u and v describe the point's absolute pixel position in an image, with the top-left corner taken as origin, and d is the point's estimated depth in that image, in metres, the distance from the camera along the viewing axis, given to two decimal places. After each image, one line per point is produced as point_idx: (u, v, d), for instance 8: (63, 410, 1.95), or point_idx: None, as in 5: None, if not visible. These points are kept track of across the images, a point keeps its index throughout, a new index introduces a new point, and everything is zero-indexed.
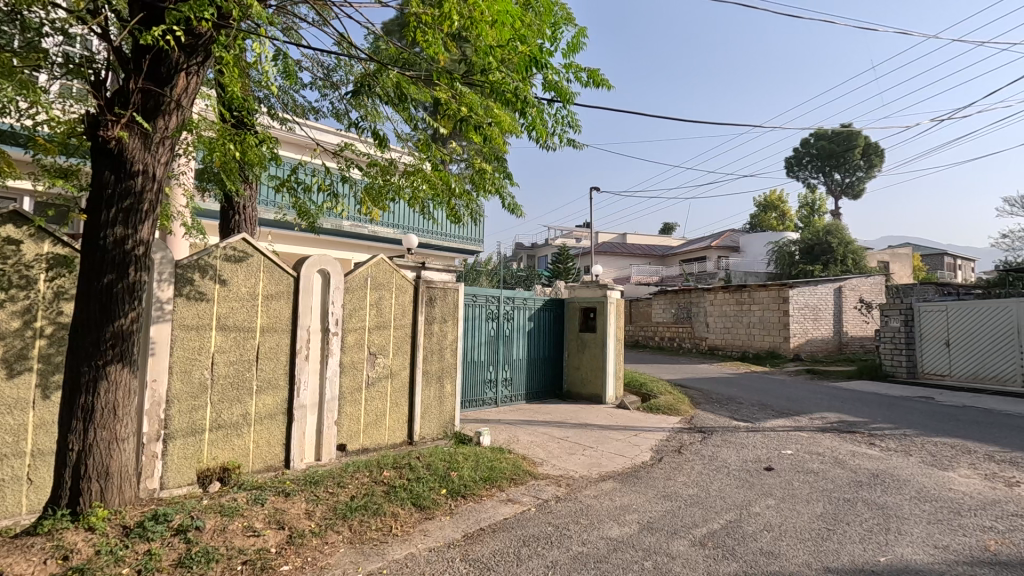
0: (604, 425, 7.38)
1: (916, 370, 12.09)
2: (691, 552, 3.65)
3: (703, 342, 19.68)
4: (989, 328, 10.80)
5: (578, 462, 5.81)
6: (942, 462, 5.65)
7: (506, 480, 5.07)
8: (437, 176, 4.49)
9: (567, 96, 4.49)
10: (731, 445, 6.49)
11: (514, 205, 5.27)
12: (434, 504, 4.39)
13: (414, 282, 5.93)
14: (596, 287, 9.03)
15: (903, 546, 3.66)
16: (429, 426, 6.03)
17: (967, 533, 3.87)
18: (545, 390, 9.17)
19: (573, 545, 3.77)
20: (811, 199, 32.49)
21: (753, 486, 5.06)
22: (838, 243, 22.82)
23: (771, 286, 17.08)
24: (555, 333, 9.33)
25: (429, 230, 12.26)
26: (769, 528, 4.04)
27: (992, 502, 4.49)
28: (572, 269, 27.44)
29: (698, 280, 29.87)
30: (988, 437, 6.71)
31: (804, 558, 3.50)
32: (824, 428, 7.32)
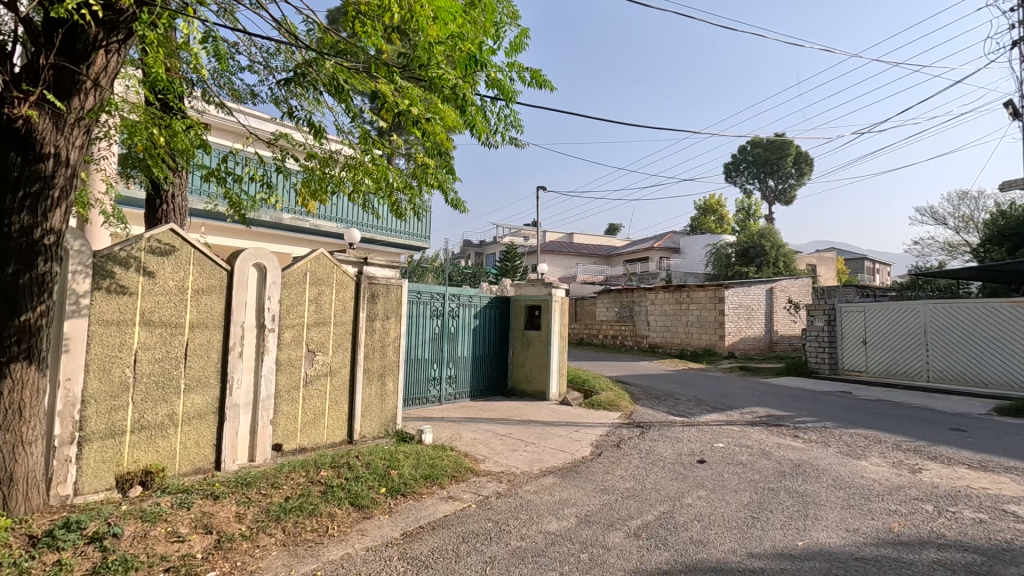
0: (547, 422, 7.48)
1: (837, 367, 12.92)
2: (626, 543, 3.77)
3: (644, 340, 20.27)
4: (901, 327, 11.69)
5: (520, 459, 5.88)
6: (856, 452, 6.07)
7: (447, 478, 5.05)
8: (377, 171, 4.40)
9: (510, 95, 4.52)
10: (666, 440, 6.72)
11: (457, 200, 5.25)
12: (373, 503, 4.32)
13: (355, 278, 5.82)
14: (541, 285, 9.12)
15: (819, 530, 3.92)
16: (369, 425, 5.92)
17: (875, 516, 4.18)
18: (490, 387, 9.19)
19: (512, 540, 3.81)
20: (747, 205, 34.08)
21: (686, 478, 5.27)
22: (771, 246, 24.05)
23: (707, 286, 17.81)
24: (499, 330, 9.36)
25: (373, 225, 12.03)
26: (700, 518, 4.22)
27: (897, 487, 4.88)
28: (519, 267, 27.58)
29: (641, 280, 30.82)
30: (898, 428, 7.24)
31: (730, 546, 3.68)
32: (753, 422, 7.71)
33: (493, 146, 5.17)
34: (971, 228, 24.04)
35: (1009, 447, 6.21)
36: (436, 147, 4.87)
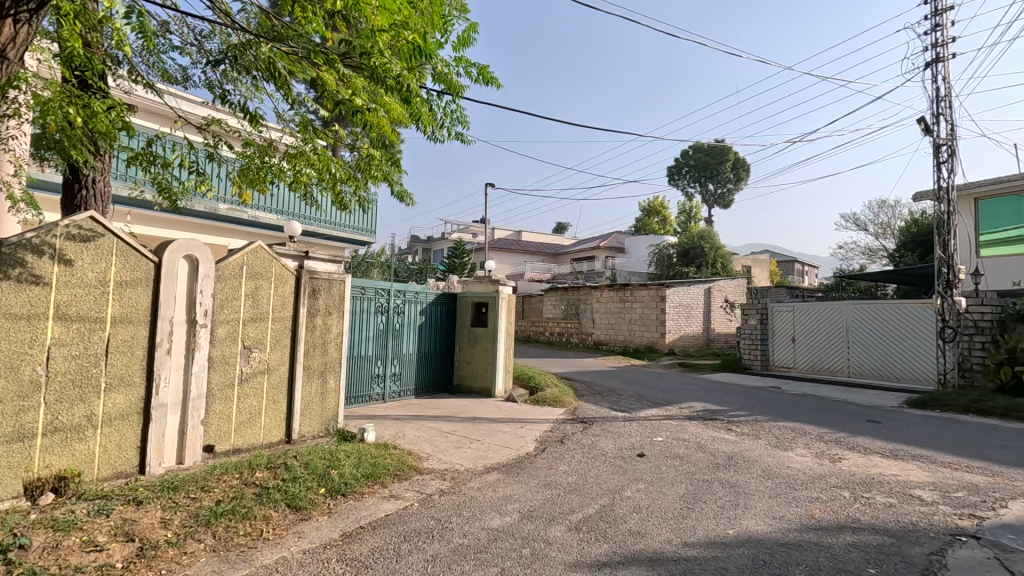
0: (492, 418, 7.49)
1: (768, 363, 13.63)
2: (566, 536, 3.83)
3: (589, 337, 20.66)
4: (826, 326, 12.46)
5: (465, 456, 5.86)
6: (783, 444, 6.43)
7: (390, 477, 4.97)
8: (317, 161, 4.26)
9: (456, 89, 4.48)
10: (608, 435, 6.87)
11: (402, 194, 5.16)
12: (311, 504, 4.20)
13: (295, 272, 5.62)
14: (488, 282, 9.11)
15: (747, 519, 4.12)
16: (309, 424, 5.74)
17: (798, 504, 4.44)
18: (435, 384, 9.11)
19: (455, 538, 3.79)
20: (688, 207, 35.31)
21: (626, 471, 5.41)
22: (710, 247, 25.02)
23: (650, 285, 18.35)
24: (446, 327, 9.30)
25: (315, 217, 11.66)
26: (638, 510, 4.34)
27: (819, 476, 5.20)
28: (467, 264, 27.46)
29: (587, 278, 31.39)
30: (821, 421, 7.72)
31: (666, 536, 3.81)
32: (691, 417, 8.02)
33: (439, 140, 5.12)
34: (888, 234, 25.88)
35: (917, 437, 6.74)
36: (380, 139, 4.77)
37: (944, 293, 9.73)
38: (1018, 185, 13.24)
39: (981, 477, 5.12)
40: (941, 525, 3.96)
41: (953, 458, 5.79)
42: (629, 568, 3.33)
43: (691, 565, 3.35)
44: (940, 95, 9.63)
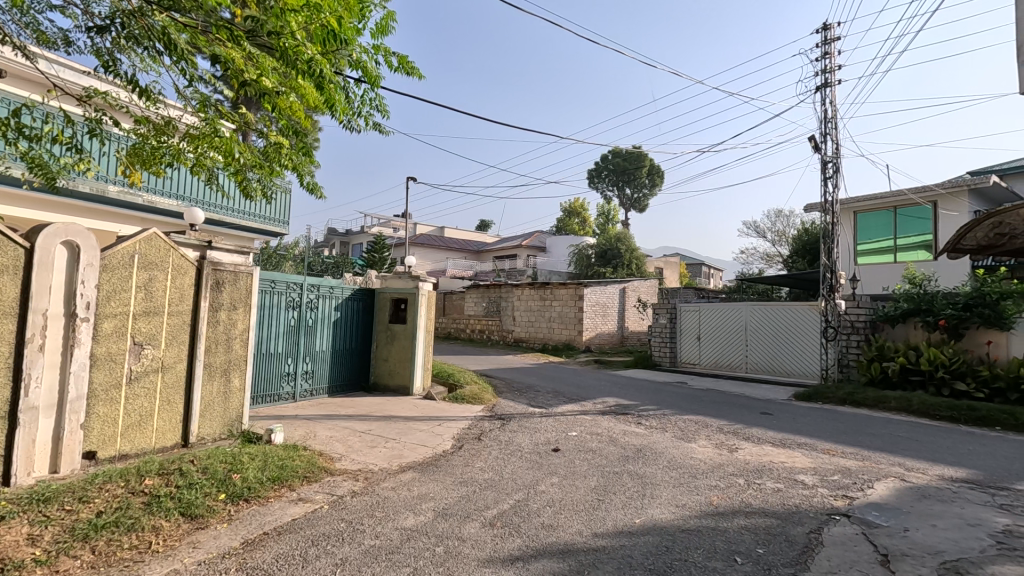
0: (409, 417, 7.37)
1: (677, 360, 14.44)
2: (481, 533, 3.84)
3: (509, 335, 20.86)
4: (728, 325, 13.38)
5: (379, 455, 5.72)
6: (688, 436, 6.83)
7: (298, 480, 4.75)
8: (219, 145, 3.97)
9: (374, 78, 4.35)
10: (525, 431, 6.98)
11: (314, 185, 4.94)
12: (209, 511, 3.93)
13: (196, 263, 5.23)
14: (407, 278, 8.94)
15: (653, 508, 4.33)
16: (209, 426, 5.34)
17: (699, 492, 4.73)
18: (351, 382, 8.83)
19: (367, 540, 3.69)
20: (606, 209, 36.56)
21: (541, 466, 5.52)
22: (625, 249, 26.06)
23: (569, 284, 18.84)
24: (362, 323, 9.03)
25: (220, 205, 10.90)
26: (552, 504, 4.44)
27: (718, 465, 5.57)
28: (386, 259, 26.77)
29: (509, 276, 31.83)
30: (721, 413, 8.27)
31: (577, 528, 3.93)
32: (604, 412, 8.31)
33: (354, 130, 4.96)
34: (783, 240, 28.22)
35: (802, 427, 7.39)
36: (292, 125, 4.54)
37: (827, 297, 10.74)
38: (889, 202, 14.88)
39: (853, 462, 5.72)
40: (819, 506, 4.37)
41: (831, 445, 6.42)
42: (541, 560, 3.40)
43: (600, 555, 3.47)
44: (827, 116, 10.61)
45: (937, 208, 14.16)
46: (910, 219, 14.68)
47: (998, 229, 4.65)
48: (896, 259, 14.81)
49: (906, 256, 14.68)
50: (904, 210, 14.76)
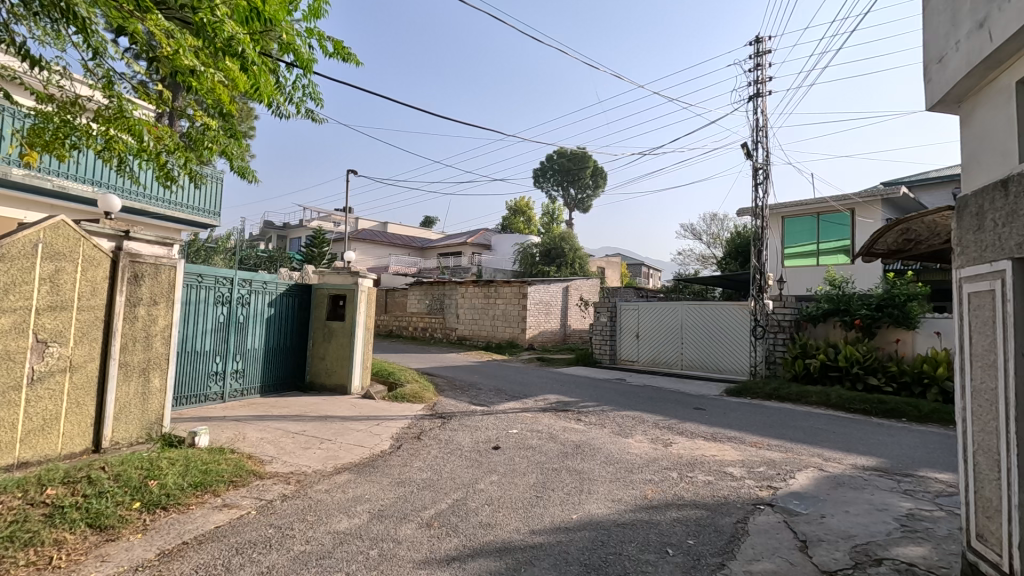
0: (346, 417, 7.15)
1: (616, 357, 14.82)
2: (417, 534, 3.77)
3: (453, 333, 20.70)
4: (665, 323, 13.84)
5: (313, 457, 5.52)
6: (625, 431, 6.99)
7: (224, 485, 4.49)
8: (129, 127, 3.68)
9: (307, 64, 4.18)
10: (465, 429, 6.93)
11: (241, 172, 4.69)
12: (121, 521, 3.65)
13: (111, 254, 4.85)
14: (346, 274, 8.68)
15: (590, 503, 4.39)
16: (124, 429, 4.96)
17: (634, 486, 4.84)
18: (285, 381, 8.48)
19: (296, 546, 3.53)
20: (551, 209, 36.93)
21: (481, 464, 5.49)
22: (569, 248, 26.44)
23: (513, 282, 18.90)
24: (299, 320, 8.70)
25: (139, 193, 10.20)
26: (490, 502, 4.41)
27: (654, 460, 5.72)
28: (326, 254, 25.90)
29: (453, 273, 31.74)
30: (657, 409, 8.54)
31: (514, 525, 3.93)
32: (545, 409, 8.38)
33: (286, 116, 4.76)
34: (718, 242, 29.50)
35: (732, 421, 7.74)
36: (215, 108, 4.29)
37: (757, 297, 11.27)
38: (813, 208, 15.82)
39: (777, 453, 6.02)
40: (746, 497, 4.57)
41: (758, 438, 6.74)
42: (478, 560, 3.37)
43: (536, 552, 3.48)
44: (759, 125, 11.13)
45: (855, 215, 15.18)
46: (831, 225, 15.64)
47: (906, 235, 4.95)
48: (819, 262, 15.77)
49: (827, 259, 15.66)
50: (827, 216, 15.71)
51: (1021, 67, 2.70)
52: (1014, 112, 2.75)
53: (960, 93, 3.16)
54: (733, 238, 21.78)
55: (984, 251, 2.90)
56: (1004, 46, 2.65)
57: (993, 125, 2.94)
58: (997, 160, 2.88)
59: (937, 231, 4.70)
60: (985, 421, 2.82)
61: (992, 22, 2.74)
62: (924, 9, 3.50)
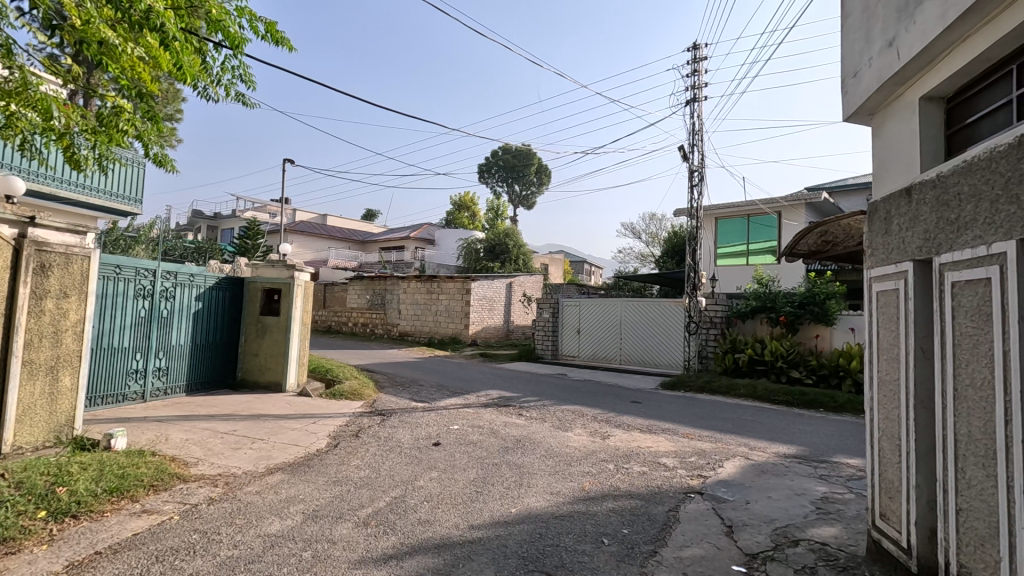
0: (280, 415, 6.89)
1: (558, 352, 15.06)
2: (353, 533, 3.68)
3: (394, 329, 20.37)
4: (605, 319, 14.18)
5: (243, 457, 5.28)
6: (565, 425, 7.11)
7: (143, 489, 4.22)
8: (30, 100, 3.37)
9: (237, 44, 3.99)
10: (405, 426, 6.83)
11: (162, 157, 4.42)
12: (23, 533, 3.35)
13: (14, 242, 4.45)
14: (282, 267, 8.34)
15: (529, 497, 4.44)
16: (29, 433, 4.55)
17: (573, 478, 4.94)
18: (213, 379, 8.06)
19: (223, 550, 3.37)
20: (496, 205, 37.08)
21: (420, 461, 5.44)
22: (513, 245, 26.55)
23: (456, 278, 18.80)
24: (229, 315, 8.29)
25: (47, 175, 9.43)
26: (429, 499, 4.38)
27: (592, 452, 5.86)
28: (261, 246, 24.78)
29: (395, 268, 31.21)
30: (595, 403, 8.75)
31: (453, 521, 3.91)
32: (486, 404, 8.40)
33: (214, 99, 4.54)
34: (656, 241, 30.51)
35: (666, 414, 8.04)
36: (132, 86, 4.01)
37: (691, 294, 11.71)
38: (744, 210, 16.64)
39: (707, 444, 6.31)
40: (678, 486, 4.77)
41: (690, 429, 7.03)
42: (416, 557, 3.33)
43: (474, 547, 3.48)
44: (695, 129, 11.57)
45: (781, 218, 16.10)
46: (760, 227, 16.51)
47: (824, 237, 5.31)
48: (748, 262, 16.60)
49: (756, 259, 16.51)
50: (756, 219, 16.57)
51: (924, 84, 2.94)
52: (917, 126, 2.99)
53: (872, 106, 3.40)
54: (670, 237, 22.57)
55: (891, 253, 3.13)
56: (909, 64, 2.88)
57: (899, 137, 3.18)
58: (902, 169, 3.13)
59: (852, 234, 5.06)
60: (889, 409, 3.07)
61: (899, 42, 2.97)
62: (842, 26, 3.75)
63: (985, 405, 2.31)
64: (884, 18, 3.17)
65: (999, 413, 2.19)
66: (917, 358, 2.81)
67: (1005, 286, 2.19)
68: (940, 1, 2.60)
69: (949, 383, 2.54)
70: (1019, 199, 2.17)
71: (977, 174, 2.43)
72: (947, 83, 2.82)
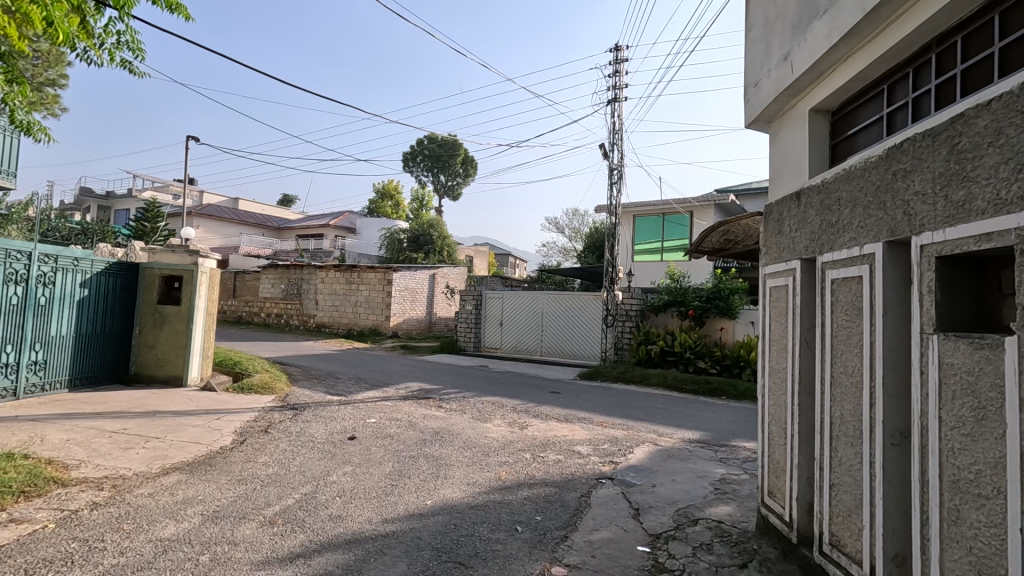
0: (180, 411, 6.42)
1: (480, 344, 15.11)
2: (257, 533, 3.50)
3: (311, 320, 19.56)
4: (527, 311, 14.38)
5: (135, 458, 4.87)
6: (484, 416, 7.15)
7: (11, 496, 3.78)
8: None
9: (124, 5, 3.66)
10: (319, 420, 6.58)
11: (31, 124, 3.98)
12: None
13: None
14: (183, 253, 7.75)
15: (445, 488, 4.43)
16: None
17: (489, 468, 4.99)
18: (102, 373, 7.36)
19: (106, 559, 3.09)
20: (420, 194, 36.44)
21: (334, 456, 5.27)
22: (437, 235, 26.27)
23: (377, 268, 18.33)
24: (122, 303, 7.60)
25: None
26: (341, 494, 4.25)
27: (510, 442, 5.93)
28: (162, 229, 22.88)
29: (313, 257, 29.94)
30: (515, 394, 8.87)
31: (367, 515, 3.83)
32: (405, 397, 8.27)
33: (95, 62, 4.13)
34: (578, 237, 31.34)
35: (582, 403, 8.31)
36: None
37: (609, 288, 12.11)
38: (659, 209, 17.47)
39: (619, 431, 6.58)
40: (590, 472, 4.94)
41: (604, 417, 7.30)
42: (324, 554, 3.22)
43: (387, 540, 3.42)
44: (615, 129, 11.96)
45: (693, 217, 17.04)
46: (674, 225, 17.39)
47: (727, 236, 5.68)
48: (663, 259, 17.44)
49: (669, 256, 17.39)
50: (671, 217, 17.44)
51: (814, 97, 3.20)
52: (807, 136, 3.26)
53: (770, 115, 3.66)
54: (591, 233, 23.25)
55: (782, 252, 3.39)
56: (801, 77, 3.13)
57: (792, 145, 3.45)
58: (793, 175, 3.39)
59: (752, 234, 5.46)
60: (778, 395, 3.34)
61: (793, 57, 3.21)
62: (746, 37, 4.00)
63: (855, 390, 2.56)
64: (781, 33, 3.42)
65: (866, 397, 2.44)
66: (802, 349, 3.07)
67: (874, 283, 2.43)
68: (827, 22, 2.84)
69: (826, 370, 2.80)
70: (886, 205, 2.41)
71: (854, 181, 2.68)
72: (831, 97, 3.09)
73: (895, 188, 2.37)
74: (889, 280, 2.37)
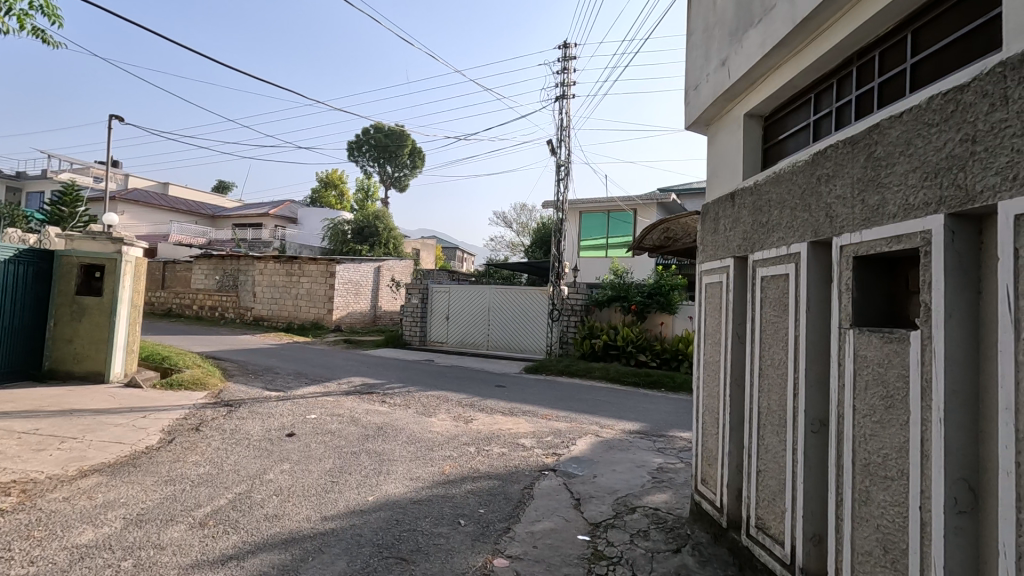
0: (100, 410, 6.01)
1: (426, 338, 14.96)
2: (186, 536, 3.34)
3: (248, 313, 18.76)
4: (474, 305, 14.36)
5: (48, 460, 4.52)
6: (428, 410, 7.10)
7: None
8: None
9: None
10: (255, 417, 6.33)
11: None
12: None
13: None
14: (106, 240, 7.24)
15: (387, 483, 4.38)
16: None
17: (433, 462, 4.96)
18: (10, 369, 6.79)
19: (13, 569, 2.86)
20: (366, 185, 35.58)
21: (271, 453, 5.09)
22: (383, 227, 25.75)
23: (319, 260, 17.78)
24: (34, 294, 7.02)
25: None
26: (278, 492, 4.12)
27: (454, 436, 5.91)
28: (81, 215, 21.27)
29: (251, 248, 28.68)
30: (460, 388, 8.84)
31: (305, 513, 3.73)
32: (348, 392, 8.08)
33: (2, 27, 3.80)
34: (525, 232, 31.53)
35: (527, 396, 8.40)
36: None
37: (555, 283, 12.26)
38: (605, 206, 17.85)
39: (563, 423, 6.69)
40: (534, 464, 5.01)
41: (548, 411, 7.39)
42: (259, 555, 3.11)
43: (326, 538, 3.35)
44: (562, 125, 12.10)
45: (637, 215, 17.50)
46: (618, 222, 17.81)
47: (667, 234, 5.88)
48: (607, 255, 17.82)
49: (614, 252, 17.78)
50: (615, 214, 17.85)
51: (748, 102, 3.35)
52: (742, 140, 3.41)
53: (708, 118, 3.80)
54: (539, 228, 23.45)
55: (717, 250, 3.55)
56: (737, 82, 3.27)
57: (728, 148, 3.61)
58: (729, 176, 3.55)
59: (690, 233, 5.68)
60: (711, 387, 3.49)
61: (730, 63, 3.35)
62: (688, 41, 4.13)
63: (781, 381, 2.72)
64: (719, 39, 3.56)
65: (790, 387, 2.60)
66: (734, 343, 3.22)
67: (799, 280, 2.59)
68: (761, 31, 2.98)
69: (755, 362, 2.95)
70: (811, 207, 2.57)
71: (783, 184, 2.83)
72: (763, 104, 3.24)
73: (818, 192, 2.52)
74: (812, 278, 2.52)
